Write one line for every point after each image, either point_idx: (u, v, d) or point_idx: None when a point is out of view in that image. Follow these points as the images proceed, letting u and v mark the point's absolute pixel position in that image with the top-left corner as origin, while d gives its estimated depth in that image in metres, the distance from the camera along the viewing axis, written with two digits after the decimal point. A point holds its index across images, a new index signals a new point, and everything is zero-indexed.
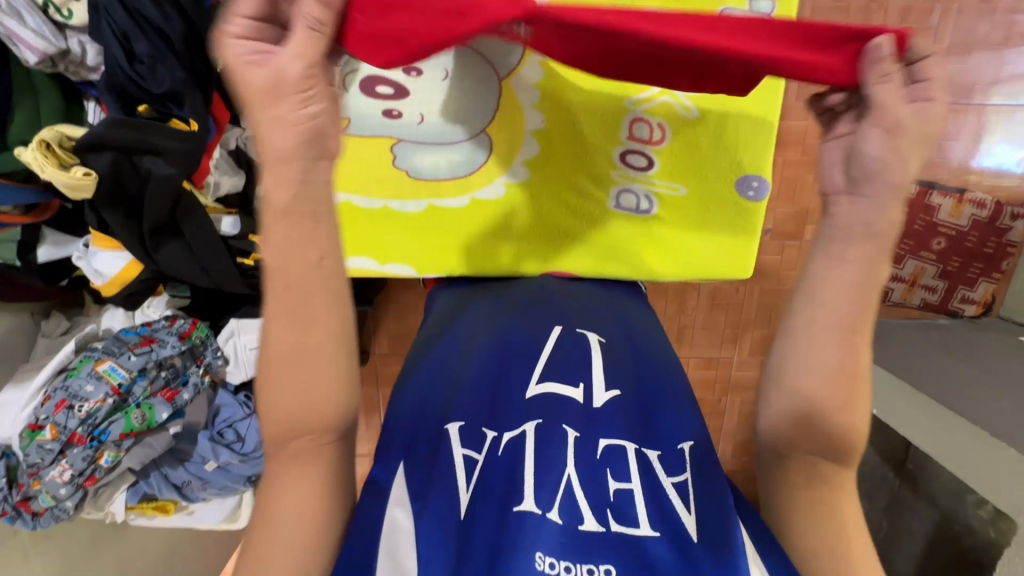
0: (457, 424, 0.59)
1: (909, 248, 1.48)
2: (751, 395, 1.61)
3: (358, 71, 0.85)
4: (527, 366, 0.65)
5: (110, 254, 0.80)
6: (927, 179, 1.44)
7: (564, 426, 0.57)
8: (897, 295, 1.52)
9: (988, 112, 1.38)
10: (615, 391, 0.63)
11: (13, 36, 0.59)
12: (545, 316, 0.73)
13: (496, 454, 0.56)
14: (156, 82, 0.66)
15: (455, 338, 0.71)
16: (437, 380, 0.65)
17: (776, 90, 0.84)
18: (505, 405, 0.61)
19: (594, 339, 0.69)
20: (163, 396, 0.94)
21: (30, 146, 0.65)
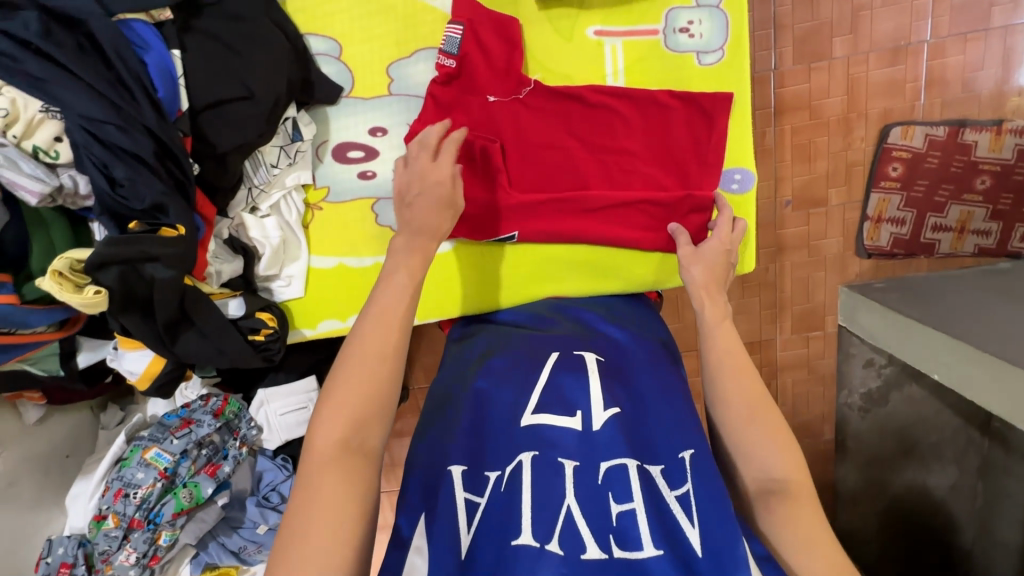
0: (458, 469, 0.66)
1: (950, 193, 1.39)
2: (802, 375, 1.54)
3: (329, 143, 0.91)
4: (522, 396, 0.70)
5: (135, 352, 0.88)
6: (957, 117, 1.36)
7: (561, 460, 0.64)
8: (947, 246, 1.44)
9: (1016, 32, 1.31)
10: (616, 407, 0.69)
11: (14, 185, 0.66)
12: (541, 344, 0.79)
13: (498, 491, 0.63)
14: (138, 198, 0.70)
15: (465, 377, 0.77)
16: (436, 423, 0.73)
17: (740, 77, 0.83)
18: (506, 437, 0.67)
19: (591, 358, 0.75)
20: (207, 472, 1.00)
21: (45, 277, 0.72)
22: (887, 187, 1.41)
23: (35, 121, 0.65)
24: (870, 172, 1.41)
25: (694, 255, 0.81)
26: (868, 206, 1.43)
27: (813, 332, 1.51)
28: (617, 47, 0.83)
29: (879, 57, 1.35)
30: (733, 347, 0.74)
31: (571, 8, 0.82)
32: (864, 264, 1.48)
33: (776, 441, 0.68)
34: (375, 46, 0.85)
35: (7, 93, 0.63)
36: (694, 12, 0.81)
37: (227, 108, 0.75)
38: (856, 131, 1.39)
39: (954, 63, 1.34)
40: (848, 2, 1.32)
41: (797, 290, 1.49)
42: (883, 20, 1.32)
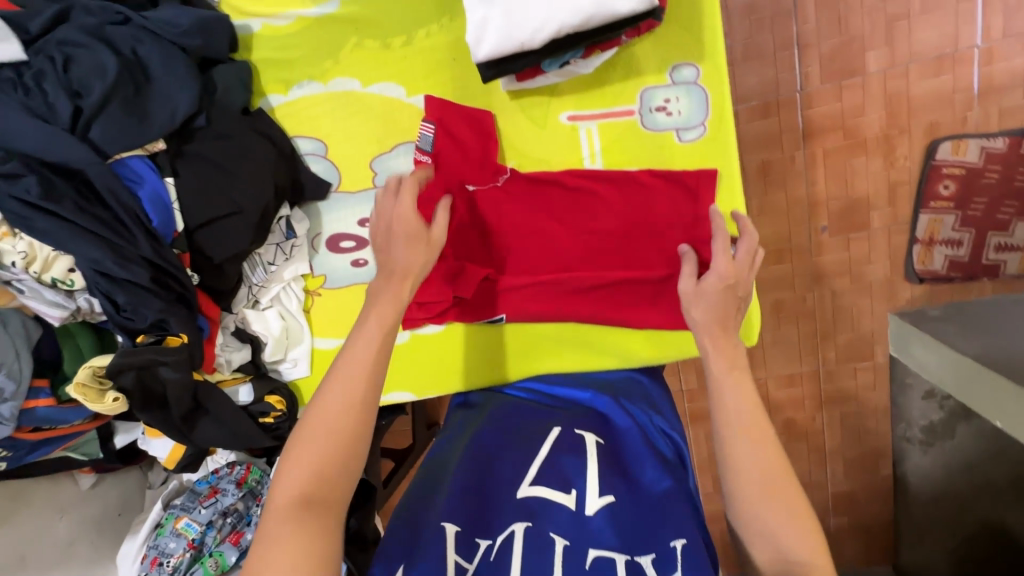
0: (452, 527, 0.63)
1: (1014, 211, 1.26)
2: (852, 408, 1.43)
3: (323, 234, 0.95)
4: (522, 468, 0.69)
5: (160, 440, 0.96)
6: (1019, 127, 1.24)
7: (551, 534, 0.62)
8: (1015, 268, 1.29)
9: None
10: (610, 496, 0.65)
11: (40, 311, 0.76)
12: (543, 418, 0.77)
13: (487, 560, 0.61)
14: (142, 318, 0.76)
15: (470, 433, 0.77)
16: (429, 482, 0.71)
17: (727, 150, 0.79)
18: (505, 505, 0.66)
19: (591, 440, 0.72)
20: (230, 540, 1.06)
21: (70, 389, 0.80)
22: (938, 207, 1.30)
23: (51, 258, 0.73)
24: (918, 192, 1.31)
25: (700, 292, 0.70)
26: (917, 228, 1.32)
27: (860, 364, 1.41)
28: (592, 131, 0.81)
29: (922, 68, 1.27)
30: (744, 405, 0.61)
31: (543, 96, 0.81)
32: (916, 290, 1.36)
33: (792, 519, 0.56)
34: (357, 142, 0.89)
35: (25, 238, 0.71)
36: (670, 90, 0.78)
37: (219, 224, 0.80)
38: (899, 148, 1.31)
39: (1007, 68, 1.23)
40: (882, 11, 1.26)
41: (840, 320, 1.40)
42: (922, 27, 1.25)
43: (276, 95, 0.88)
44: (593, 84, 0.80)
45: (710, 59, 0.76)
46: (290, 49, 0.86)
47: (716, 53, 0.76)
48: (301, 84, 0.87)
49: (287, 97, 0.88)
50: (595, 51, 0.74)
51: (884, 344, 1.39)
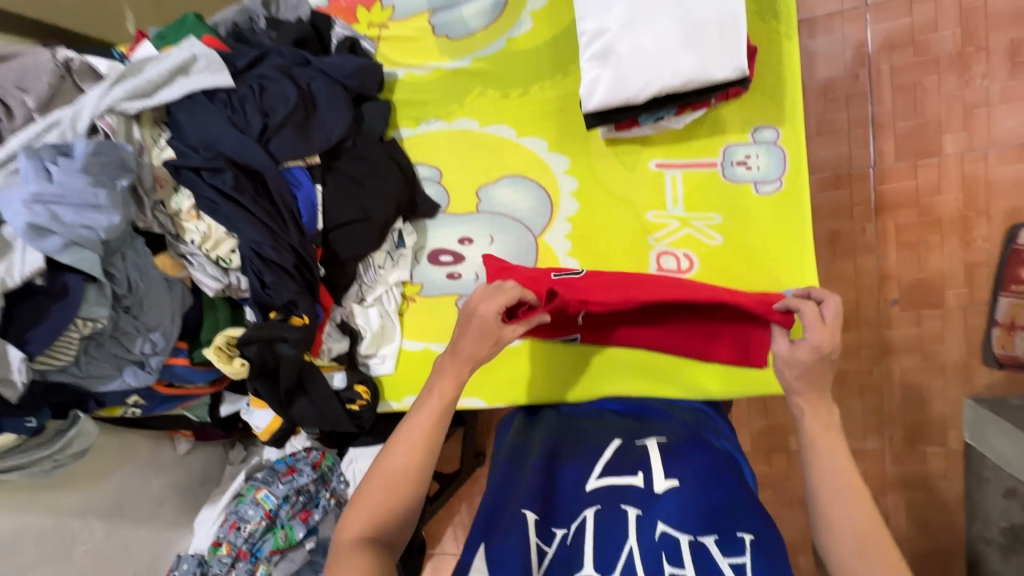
0: (533, 515, 0.70)
1: None
2: (920, 495, 1.37)
3: (426, 248, 1.09)
4: (588, 466, 0.76)
5: (262, 411, 1.09)
6: None
7: (624, 506, 0.69)
8: None
9: None
10: (675, 480, 0.71)
11: (201, 283, 0.93)
12: (611, 429, 0.84)
13: (564, 544, 0.67)
14: (279, 297, 0.91)
15: (535, 439, 0.83)
16: (505, 476, 0.77)
17: (801, 204, 0.87)
18: (574, 505, 0.72)
19: (653, 442, 0.78)
20: (300, 517, 1.16)
21: (211, 351, 0.95)
22: (1019, 291, 1.30)
23: (221, 238, 0.89)
24: (998, 275, 1.33)
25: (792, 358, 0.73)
26: (997, 311, 1.32)
27: (930, 448, 1.37)
28: (676, 177, 0.91)
29: (1004, 154, 1.33)
30: (840, 467, 0.65)
31: (634, 144, 0.93)
32: (995, 375, 1.34)
33: (887, 571, 0.58)
34: (467, 172, 1.04)
35: (206, 221, 0.88)
36: (752, 147, 0.88)
37: (350, 228, 0.96)
38: (977, 230, 1.34)
39: None
40: (960, 99, 1.34)
41: (908, 395, 1.38)
42: (1002, 118, 1.33)
43: (406, 129, 1.06)
44: (682, 138, 0.91)
45: (790, 125, 0.86)
46: (425, 94, 1.04)
47: (797, 120, 0.86)
48: (429, 121, 1.04)
49: (415, 131, 1.05)
50: (686, 109, 0.86)
51: (957, 430, 1.36)
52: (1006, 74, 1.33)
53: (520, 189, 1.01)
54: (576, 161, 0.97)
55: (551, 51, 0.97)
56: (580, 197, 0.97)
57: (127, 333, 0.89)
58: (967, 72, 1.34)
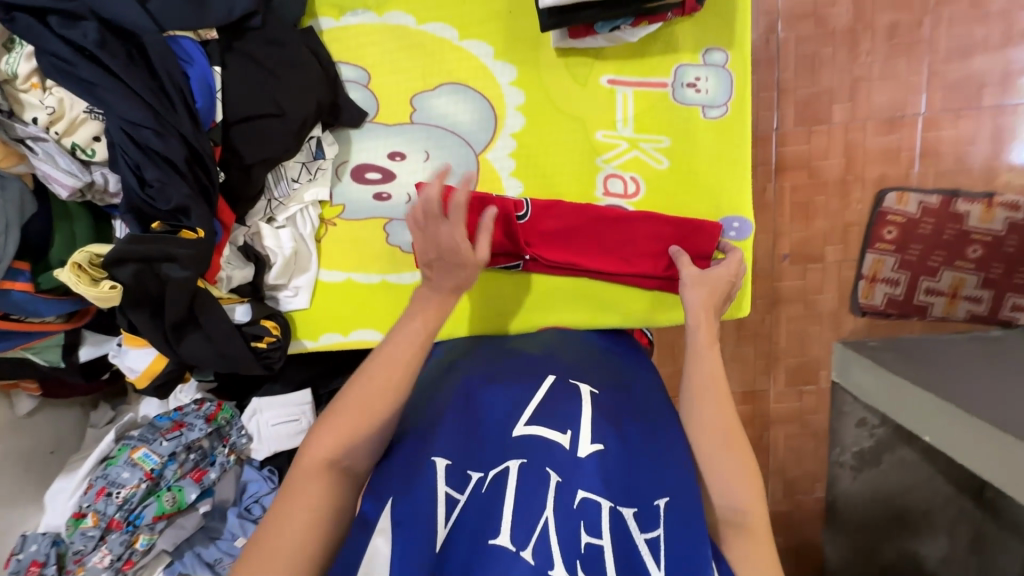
0: (443, 462, 0.68)
1: (942, 260, 1.44)
2: (793, 429, 1.53)
3: (348, 163, 0.95)
4: (518, 408, 0.74)
5: (138, 350, 0.89)
6: (950, 187, 1.42)
7: (546, 471, 0.67)
8: (939, 309, 1.47)
9: (1010, 110, 1.38)
10: (600, 444, 0.70)
11: (50, 179, 0.70)
12: (539, 364, 0.83)
13: (479, 491, 0.66)
14: (165, 200, 0.73)
15: (460, 378, 0.82)
16: (424, 424, 0.75)
17: (742, 133, 0.88)
18: (489, 449, 0.71)
19: (585, 390, 0.77)
20: (192, 478, 1.00)
21: (65, 269, 0.75)
22: (882, 248, 1.46)
23: (78, 120, 0.70)
24: (866, 234, 1.47)
25: (699, 277, 0.83)
26: (863, 266, 1.47)
27: (806, 387, 1.52)
28: (627, 96, 0.88)
29: (877, 126, 1.42)
30: (716, 378, 0.78)
31: (587, 57, 0.87)
32: (858, 322, 1.50)
33: (743, 478, 0.71)
34: (401, 78, 0.91)
35: (56, 93, 0.68)
36: (702, 69, 0.87)
37: (256, 124, 0.80)
38: (853, 193, 1.45)
39: (948, 136, 1.40)
40: (848, 72, 1.39)
41: (792, 342, 1.51)
42: (876, 93, 1.40)
43: (327, 19, 0.90)
44: (636, 54, 0.87)
45: (738, 50, 0.86)
46: None
47: (744, 44, 0.86)
48: (355, 12, 0.90)
49: (338, 22, 0.90)
50: (643, 21, 0.82)
51: (827, 370, 1.51)
52: (886, 52, 1.38)
53: (461, 100, 0.91)
54: (524, 72, 0.89)
55: None
56: (527, 112, 0.90)
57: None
58: (856, 47, 1.39)
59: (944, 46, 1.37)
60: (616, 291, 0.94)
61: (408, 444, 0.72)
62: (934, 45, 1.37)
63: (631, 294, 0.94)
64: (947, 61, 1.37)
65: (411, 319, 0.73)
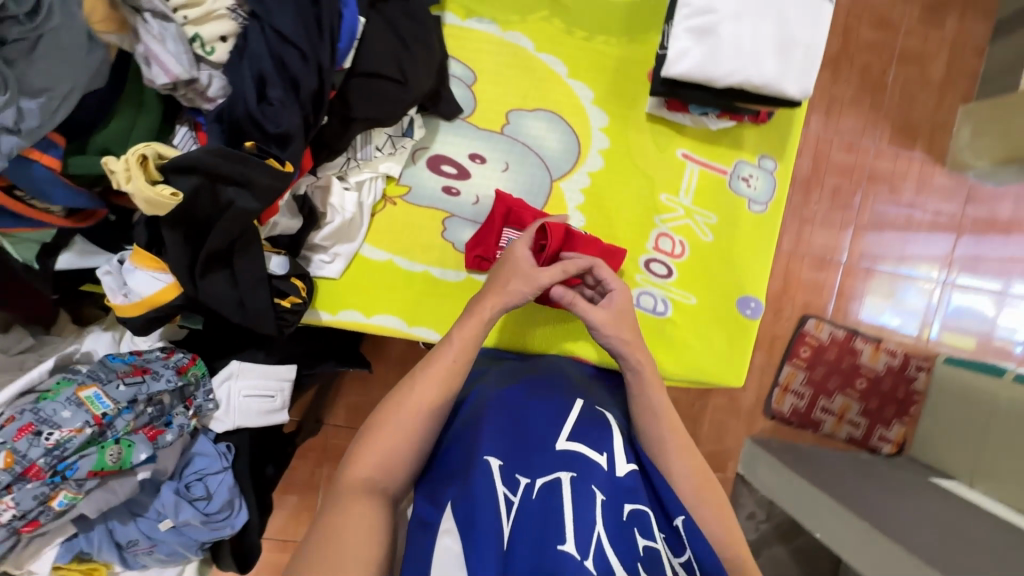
0: (496, 463, 0.65)
1: (837, 384, 1.54)
2: None
3: (428, 150, 0.96)
4: (557, 423, 0.73)
5: (149, 274, 0.78)
6: (852, 325, 1.54)
7: (594, 488, 0.65)
8: (827, 427, 1.56)
9: (894, 277, 1.53)
10: (632, 464, 0.72)
11: (154, 59, 0.64)
12: (562, 386, 0.83)
13: (531, 496, 0.63)
14: (275, 122, 0.70)
15: (489, 390, 0.79)
16: (467, 430, 0.72)
17: (773, 229, 1.03)
18: (533, 458, 0.67)
19: (610, 417, 0.78)
20: (145, 435, 0.85)
21: (123, 158, 0.65)
22: (796, 363, 1.54)
23: (215, 14, 0.67)
24: (785, 349, 1.54)
25: (608, 315, 0.81)
26: (779, 375, 1.54)
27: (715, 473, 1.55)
28: (694, 172, 1.01)
29: (811, 262, 1.53)
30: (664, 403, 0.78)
31: (671, 128, 1.00)
32: (766, 424, 1.56)
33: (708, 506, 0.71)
34: (503, 91, 0.96)
35: None
36: (754, 169, 1.02)
37: (377, 83, 0.79)
38: (784, 312, 1.53)
39: (856, 284, 1.53)
40: (798, 214, 1.50)
41: (711, 431, 1.55)
42: (813, 234, 1.52)
43: (453, 15, 0.95)
44: (710, 140, 1.01)
45: (784, 162, 1.03)
46: None
47: (790, 159, 1.03)
48: (481, 20, 0.95)
49: (461, 22, 0.95)
50: (725, 115, 0.96)
51: (733, 462, 1.57)
52: (828, 205, 1.51)
53: (553, 128, 0.98)
54: (615, 123, 0.99)
55: (627, 9, 0.97)
56: (607, 157, 0.99)
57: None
58: (808, 192, 1.51)
59: (867, 217, 1.52)
60: None
61: (458, 450, 0.69)
62: (860, 214, 1.52)
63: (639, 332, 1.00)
64: (865, 223, 1.52)
65: (448, 345, 0.74)
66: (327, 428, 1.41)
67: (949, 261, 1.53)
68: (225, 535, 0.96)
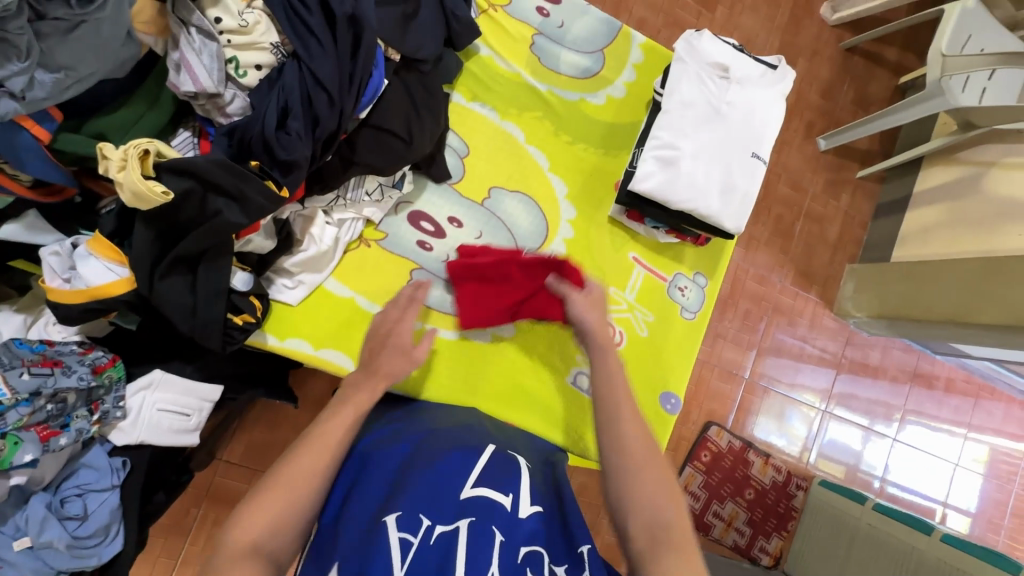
0: (394, 516, 0.65)
1: (730, 492, 1.65)
2: None
3: (411, 205, 1.02)
4: (466, 469, 0.74)
5: (102, 265, 0.75)
6: (747, 438, 1.70)
7: (492, 529, 0.66)
8: (718, 532, 1.64)
9: (786, 400, 1.73)
10: (538, 507, 0.73)
11: (188, 69, 0.68)
12: (481, 436, 0.85)
13: (428, 543, 0.63)
14: (285, 149, 0.73)
15: (408, 434, 0.82)
16: (384, 476, 0.74)
17: (698, 336, 1.16)
18: (438, 502, 0.68)
19: (524, 462, 0.80)
20: (37, 434, 0.77)
21: (118, 153, 0.66)
22: (696, 466, 1.64)
23: (257, 45, 0.73)
24: (690, 450, 1.65)
25: (587, 299, 0.88)
26: (681, 475, 1.63)
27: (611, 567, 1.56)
28: (641, 274, 1.14)
29: (720, 373, 1.70)
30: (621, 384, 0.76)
31: (627, 233, 1.14)
32: None
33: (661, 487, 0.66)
34: (490, 169, 1.07)
35: (256, 16, 0.73)
36: (688, 282, 1.17)
37: (385, 137, 0.87)
38: (690, 416, 1.67)
39: (755, 400, 1.72)
40: (714, 328, 1.70)
41: None
42: (723, 348, 1.71)
43: (459, 95, 1.07)
44: (657, 248, 1.16)
45: (714, 281, 1.19)
46: (493, 82, 1.08)
47: (718, 279, 1.20)
48: (483, 105, 1.08)
49: (465, 102, 1.07)
50: (672, 232, 1.12)
51: None
52: (740, 324, 1.73)
53: (527, 211, 1.08)
54: (581, 217, 1.12)
55: (605, 127, 1.14)
56: (570, 246, 1.10)
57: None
58: (724, 311, 1.72)
59: (767, 343, 1.75)
60: (550, 406, 1.05)
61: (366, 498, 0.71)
62: (762, 339, 1.74)
63: (568, 403, 1.06)
64: (766, 347, 1.74)
65: (343, 406, 0.72)
66: (218, 464, 1.30)
67: (829, 393, 1.77)
68: (88, 566, 0.84)
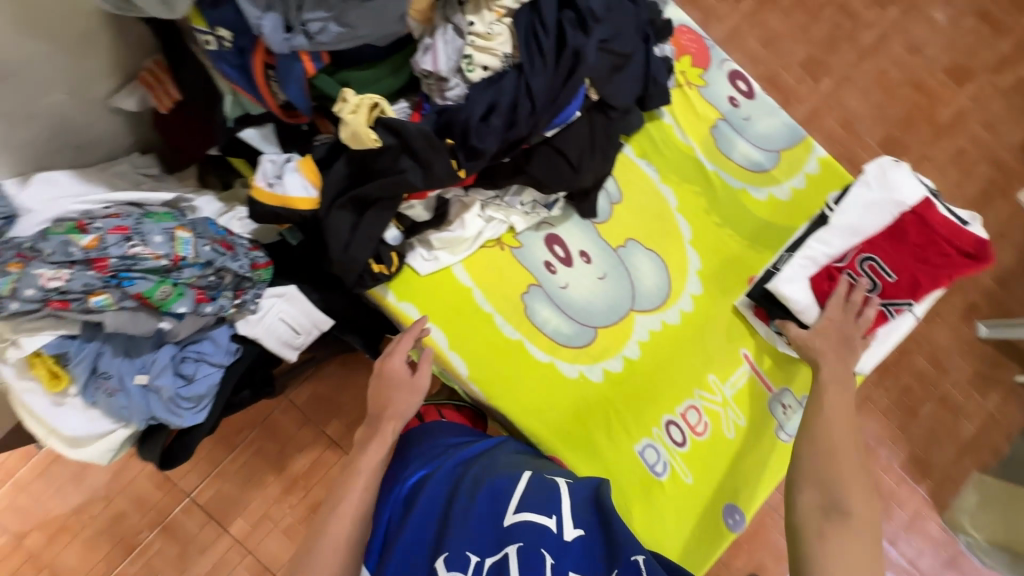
0: (443, 559, 0.66)
1: None
2: None
3: (552, 228, 1.09)
4: (507, 497, 0.75)
5: (300, 181, 0.88)
6: None
7: (541, 551, 0.66)
8: None
9: None
10: (581, 530, 0.71)
11: (432, 52, 0.82)
12: (515, 463, 0.85)
13: None
14: (479, 139, 0.85)
15: (443, 466, 0.84)
16: (427, 510, 0.76)
17: (784, 463, 1.07)
18: (485, 534, 0.70)
19: (562, 482, 0.80)
20: (194, 295, 0.90)
21: (357, 98, 0.81)
22: None
23: (491, 51, 0.84)
24: None
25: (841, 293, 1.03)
26: None
27: None
28: (746, 373, 1.10)
29: None
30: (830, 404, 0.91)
31: (745, 327, 1.11)
32: None
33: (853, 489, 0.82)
34: (633, 222, 1.11)
35: (502, 28, 0.84)
36: (792, 400, 1.09)
37: (558, 159, 0.96)
38: (737, 558, 1.49)
39: None
40: None
41: None
42: None
43: (630, 148, 1.14)
44: (770, 354, 1.11)
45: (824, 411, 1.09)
46: (666, 148, 1.14)
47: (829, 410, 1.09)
48: (648, 164, 1.14)
49: (633, 156, 1.13)
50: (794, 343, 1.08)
51: None
52: None
53: (654, 271, 1.10)
54: (705, 295, 1.11)
55: (761, 223, 1.14)
56: (685, 318, 1.09)
57: (314, 1, 0.74)
58: None
59: None
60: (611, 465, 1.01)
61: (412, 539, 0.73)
62: None
63: (629, 470, 1.02)
64: None
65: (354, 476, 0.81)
66: (282, 400, 1.41)
67: None
68: (172, 423, 0.94)
